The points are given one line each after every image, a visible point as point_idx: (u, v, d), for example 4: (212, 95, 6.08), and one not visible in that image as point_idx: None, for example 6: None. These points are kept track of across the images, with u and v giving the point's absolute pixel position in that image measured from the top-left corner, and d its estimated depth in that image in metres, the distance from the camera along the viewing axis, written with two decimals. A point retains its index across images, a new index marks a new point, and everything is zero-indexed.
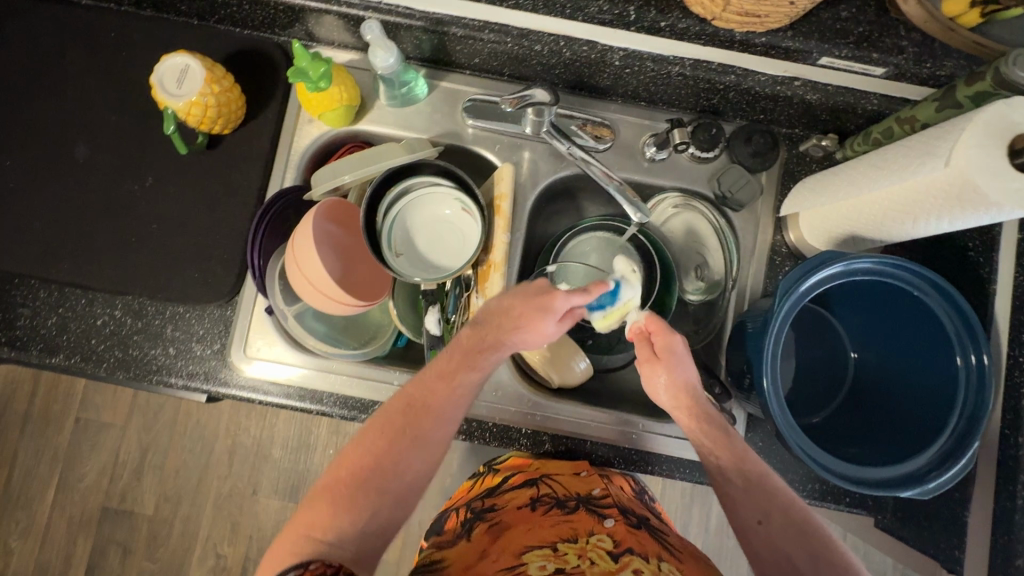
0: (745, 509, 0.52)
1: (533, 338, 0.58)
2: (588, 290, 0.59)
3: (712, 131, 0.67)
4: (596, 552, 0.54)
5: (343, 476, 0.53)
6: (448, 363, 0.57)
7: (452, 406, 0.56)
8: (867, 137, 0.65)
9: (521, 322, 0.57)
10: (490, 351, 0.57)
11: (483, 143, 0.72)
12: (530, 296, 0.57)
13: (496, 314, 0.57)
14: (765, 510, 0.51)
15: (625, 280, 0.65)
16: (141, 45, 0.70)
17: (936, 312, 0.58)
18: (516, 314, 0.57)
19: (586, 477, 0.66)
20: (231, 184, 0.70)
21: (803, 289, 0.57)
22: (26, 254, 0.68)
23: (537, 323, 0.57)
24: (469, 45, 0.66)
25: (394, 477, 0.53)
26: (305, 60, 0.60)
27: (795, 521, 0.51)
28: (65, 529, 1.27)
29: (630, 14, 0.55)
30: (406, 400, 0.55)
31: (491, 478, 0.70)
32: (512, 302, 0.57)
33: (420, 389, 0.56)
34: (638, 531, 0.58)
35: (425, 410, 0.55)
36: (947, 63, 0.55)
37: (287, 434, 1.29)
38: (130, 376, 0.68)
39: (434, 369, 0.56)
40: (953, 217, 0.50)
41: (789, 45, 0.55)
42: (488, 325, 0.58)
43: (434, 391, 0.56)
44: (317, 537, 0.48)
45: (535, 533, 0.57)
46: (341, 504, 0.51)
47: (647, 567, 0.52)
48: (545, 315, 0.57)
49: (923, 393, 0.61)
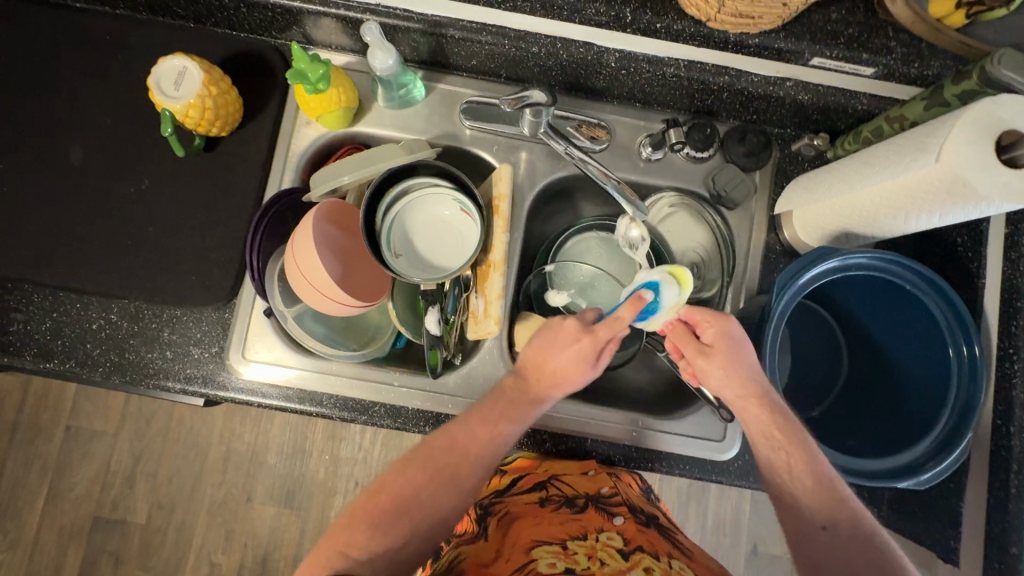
0: (812, 513, 0.51)
1: (567, 391, 0.59)
2: (616, 323, 0.56)
3: (706, 131, 0.69)
4: (606, 551, 0.55)
5: (382, 498, 0.55)
6: (490, 409, 0.58)
7: (493, 455, 0.57)
8: (858, 135, 0.66)
9: (557, 376, 0.58)
10: (530, 400, 0.59)
11: (480, 144, 0.73)
12: (566, 343, 0.57)
13: (533, 360, 0.59)
14: (832, 517, 0.50)
15: (664, 281, 0.55)
16: (137, 48, 0.70)
17: (928, 307, 0.59)
18: (553, 365, 0.58)
19: (594, 476, 0.67)
20: (228, 187, 0.70)
21: (801, 284, 0.57)
22: (19, 259, 0.67)
23: (573, 373, 0.58)
24: (466, 47, 0.66)
25: (429, 509, 0.54)
26: (304, 62, 0.60)
27: (860, 535, 0.50)
28: (55, 540, 1.25)
29: (626, 16, 0.56)
30: (446, 439, 0.57)
31: (499, 480, 0.70)
32: (550, 345, 0.58)
33: (463, 430, 0.57)
34: (647, 529, 0.60)
35: (466, 456, 0.56)
36: (934, 64, 0.57)
37: (282, 440, 1.28)
38: (126, 380, 0.67)
39: (476, 414, 0.58)
40: (943, 211, 0.51)
41: (782, 46, 0.57)
42: (529, 376, 0.59)
43: (472, 433, 0.57)
44: (352, 556, 0.50)
45: (547, 530, 0.58)
46: (376, 529, 0.52)
47: (657, 565, 0.53)
48: (584, 366, 0.58)
49: (915, 386, 0.63)
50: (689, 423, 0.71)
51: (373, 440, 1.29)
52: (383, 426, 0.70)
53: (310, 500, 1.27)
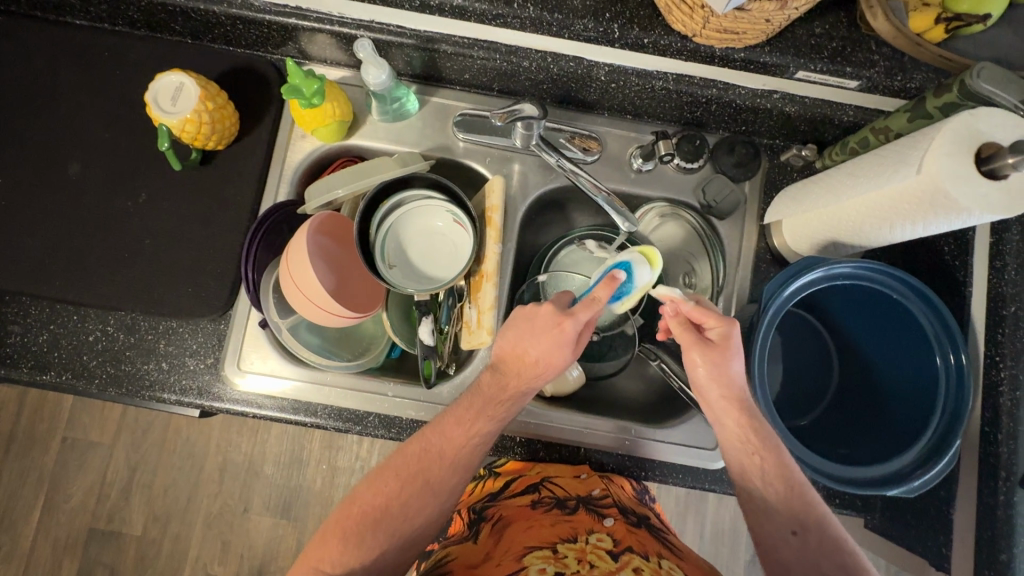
0: (781, 518, 0.52)
1: (548, 377, 0.59)
2: (593, 305, 0.56)
3: (696, 143, 0.70)
4: (596, 553, 0.55)
5: (354, 513, 0.55)
6: (467, 409, 0.58)
7: (469, 457, 0.57)
8: (845, 146, 0.67)
9: (539, 366, 0.57)
10: (510, 395, 0.58)
11: (473, 156, 0.74)
12: (545, 331, 0.56)
13: (511, 351, 0.58)
14: (800, 521, 0.52)
15: (636, 261, 0.60)
16: (136, 63, 0.71)
17: (914, 314, 0.60)
18: (534, 356, 0.57)
19: (586, 479, 0.68)
20: (224, 200, 0.71)
21: (788, 294, 0.58)
22: (16, 273, 0.68)
23: (549, 359, 0.57)
24: (458, 62, 0.67)
25: (403, 521, 0.55)
26: (299, 77, 0.61)
27: (824, 538, 0.52)
28: (51, 552, 1.24)
29: (614, 31, 0.58)
30: (421, 445, 0.57)
31: (492, 483, 0.71)
32: (529, 337, 0.57)
33: (437, 436, 0.57)
34: (637, 530, 0.60)
35: (443, 458, 0.56)
36: (917, 76, 0.58)
37: (279, 450, 1.28)
38: (122, 393, 0.68)
39: (453, 414, 0.58)
40: (927, 221, 0.52)
41: (767, 60, 0.58)
42: (506, 370, 0.58)
43: (450, 436, 0.57)
44: (326, 570, 0.52)
45: (537, 534, 0.59)
46: (350, 542, 0.53)
47: (646, 565, 0.54)
48: (561, 349, 0.57)
49: (904, 394, 0.63)
50: (681, 432, 0.71)
51: (371, 450, 1.29)
52: (377, 436, 0.70)
53: (306, 511, 1.27)
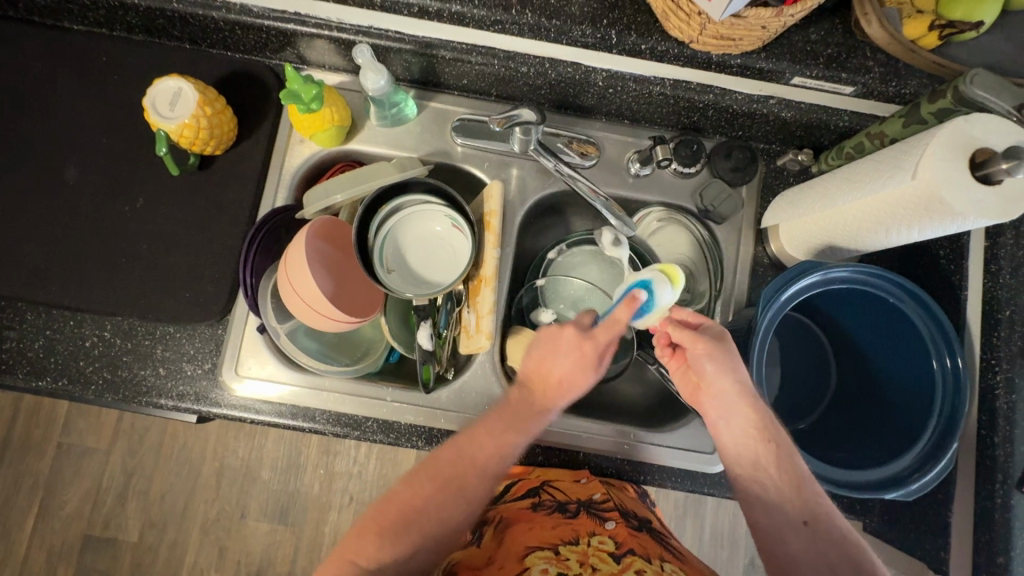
0: (792, 510, 0.52)
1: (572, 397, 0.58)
2: (614, 326, 0.55)
3: (693, 147, 0.70)
4: (598, 555, 0.56)
5: (390, 510, 0.55)
6: (500, 420, 0.57)
7: (498, 468, 0.57)
8: (841, 151, 0.67)
9: (563, 385, 0.57)
10: (538, 411, 0.58)
11: (471, 161, 0.74)
12: (564, 346, 0.57)
13: (535, 368, 0.58)
14: (811, 512, 0.52)
15: (657, 279, 0.55)
16: (134, 69, 0.71)
17: (911, 317, 0.60)
18: (558, 375, 0.57)
19: (587, 483, 0.67)
20: (222, 204, 0.70)
21: (784, 298, 0.58)
22: (13, 278, 0.67)
23: (575, 380, 0.57)
24: (456, 67, 0.68)
25: (437, 520, 0.55)
26: (297, 84, 0.61)
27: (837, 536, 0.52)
28: (46, 559, 1.23)
29: (612, 37, 0.58)
30: (455, 451, 0.56)
31: (492, 486, 0.70)
32: (552, 354, 0.58)
33: (469, 442, 0.56)
34: (638, 533, 0.61)
35: (475, 464, 0.56)
36: (911, 83, 0.59)
37: (276, 455, 1.27)
38: (119, 398, 0.68)
39: (487, 423, 0.57)
40: (922, 226, 0.52)
41: (763, 66, 0.59)
42: (531, 386, 0.58)
43: (483, 445, 0.56)
44: (361, 565, 0.52)
45: (539, 535, 0.59)
46: (385, 539, 0.53)
47: (648, 567, 0.54)
48: (586, 369, 0.57)
49: (902, 396, 0.63)
50: (681, 435, 0.71)
51: (369, 454, 1.29)
52: (375, 441, 0.70)
53: (304, 516, 1.26)
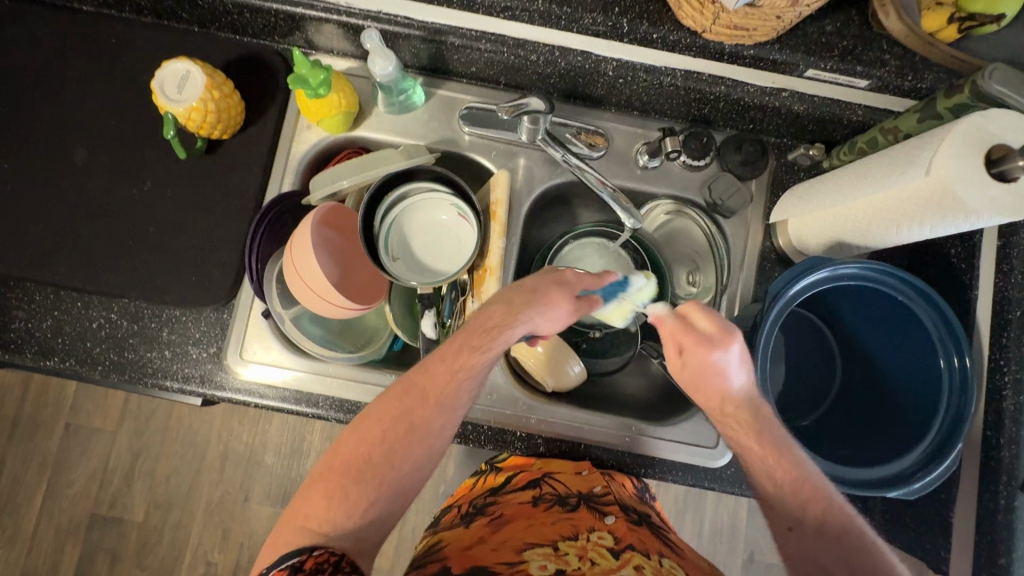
0: (783, 511, 0.50)
1: (546, 316, 0.55)
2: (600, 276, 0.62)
3: (704, 140, 0.70)
4: (596, 550, 0.55)
5: (341, 464, 0.52)
6: (452, 348, 0.54)
7: (456, 395, 0.54)
8: (853, 146, 0.66)
9: (536, 294, 0.55)
10: (498, 328, 0.54)
11: (478, 150, 0.74)
12: (545, 275, 0.58)
13: (505, 292, 0.56)
14: (796, 518, 0.49)
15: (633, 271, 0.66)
16: (142, 51, 0.71)
17: (919, 315, 0.59)
18: (531, 286, 0.56)
19: (588, 475, 0.68)
20: (229, 189, 0.71)
21: (791, 296, 0.58)
22: (22, 258, 0.68)
23: (547, 295, 0.56)
24: (466, 54, 0.67)
25: (391, 469, 0.52)
26: (305, 68, 0.61)
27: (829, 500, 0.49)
28: (53, 537, 1.25)
29: (623, 26, 0.57)
30: (408, 386, 0.54)
31: (493, 478, 0.69)
32: (528, 281, 0.57)
33: (423, 376, 0.54)
34: (638, 528, 0.60)
35: (426, 401, 0.53)
36: (928, 76, 0.57)
37: (280, 440, 1.29)
38: (125, 379, 0.68)
39: (439, 354, 0.54)
40: (934, 224, 0.51)
41: (777, 57, 0.57)
42: (498, 303, 0.56)
43: (434, 376, 0.54)
44: (313, 529, 0.48)
45: (538, 530, 0.58)
46: (335, 497, 0.50)
47: (647, 563, 0.53)
48: (559, 291, 0.56)
49: (907, 397, 0.63)
50: (684, 430, 0.71)
51: None
52: None
53: None
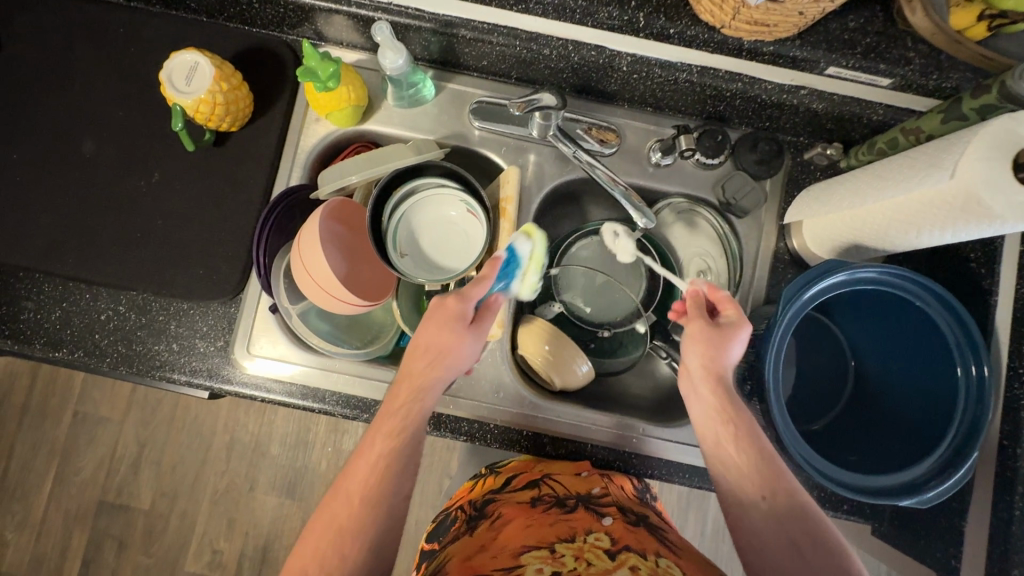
0: (775, 533, 0.49)
1: (452, 368, 0.55)
2: (480, 283, 0.56)
3: (718, 139, 0.68)
4: (593, 552, 0.53)
5: None
6: (378, 426, 0.52)
7: (386, 480, 0.50)
8: (872, 146, 0.65)
9: (434, 352, 0.54)
10: (414, 394, 0.54)
11: (488, 145, 0.73)
12: (433, 321, 0.55)
13: (412, 355, 0.55)
14: (797, 531, 0.49)
15: (516, 239, 0.62)
16: (150, 41, 0.70)
17: (937, 322, 0.58)
18: (429, 344, 0.54)
19: (587, 477, 0.67)
20: (236, 182, 0.70)
21: (806, 298, 0.57)
22: (30, 249, 0.68)
23: (447, 348, 0.54)
24: (477, 48, 0.66)
25: None
26: (315, 60, 0.60)
27: (798, 511, 0.49)
28: (62, 522, 1.27)
29: (639, 21, 0.56)
30: (343, 486, 0.50)
31: (492, 480, 0.69)
32: (428, 331, 0.55)
33: (355, 470, 0.51)
34: (635, 528, 0.58)
35: (354, 502, 0.49)
36: (953, 75, 0.55)
37: (285, 431, 1.29)
38: (132, 372, 0.68)
39: (365, 439, 0.52)
40: (956, 228, 0.50)
41: (797, 54, 0.56)
42: (407, 371, 0.55)
43: (359, 470, 0.50)
44: None
45: (535, 531, 0.57)
46: None
47: (643, 563, 0.51)
48: (457, 339, 0.55)
49: (921, 406, 0.61)
50: (689, 432, 0.71)
51: None
52: None
53: (312, 491, 1.28)
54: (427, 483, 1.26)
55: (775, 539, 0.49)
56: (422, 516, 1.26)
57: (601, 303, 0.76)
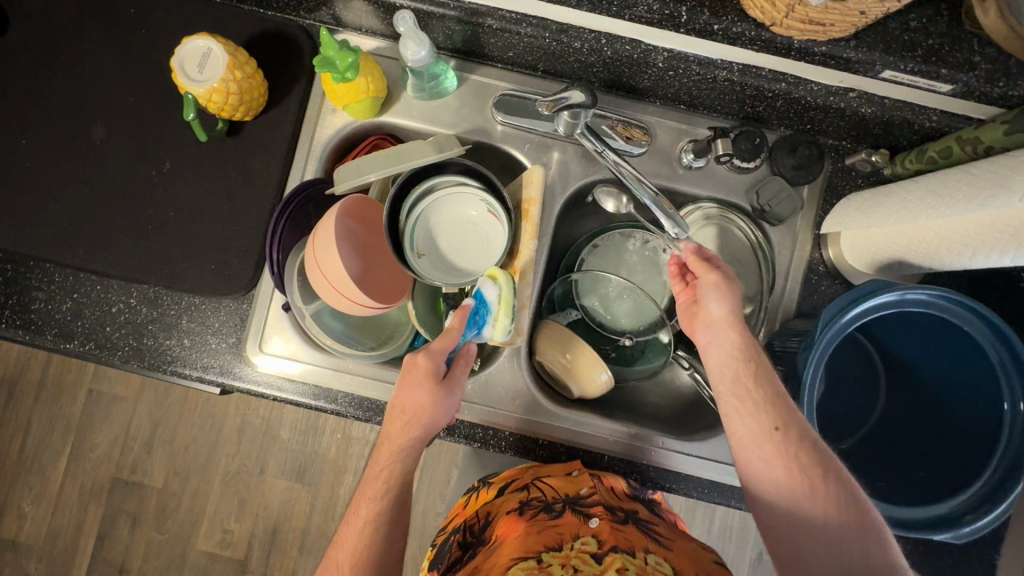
0: (781, 467, 0.49)
1: (431, 424, 0.56)
2: (447, 335, 0.57)
3: (756, 141, 0.64)
4: (580, 557, 0.50)
5: None
6: (367, 486, 0.57)
7: (371, 540, 0.54)
8: (923, 154, 0.61)
9: (406, 410, 0.56)
10: (393, 446, 0.57)
11: (511, 142, 0.69)
12: (404, 377, 0.57)
13: (390, 410, 0.57)
14: (805, 465, 0.49)
15: (483, 283, 0.63)
16: (162, 23, 0.67)
17: (983, 347, 0.55)
18: (401, 402, 0.56)
19: (576, 477, 0.63)
20: (249, 173, 0.67)
21: (845, 322, 0.53)
22: (41, 237, 0.66)
23: (417, 403, 0.56)
24: (503, 39, 0.62)
25: None
26: (332, 50, 0.57)
27: (809, 444, 0.50)
28: (76, 497, 1.29)
29: (681, 15, 0.51)
30: (337, 549, 0.56)
31: (487, 492, 0.67)
32: (400, 387, 0.57)
33: (348, 533, 0.56)
34: (623, 527, 0.55)
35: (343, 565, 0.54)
36: (1023, 83, 0.51)
37: (296, 417, 1.29)
38: (144, 366, 0.67)
39: (354, 502, 0.57)
40: (1016, 253, 0.47)
41: (851, 56, 0.52)
42: (386, 426, 0.58)
43: (347, 535, 0.56)
44: None
45: (522, 541, 0.53)
46: None
47: (632, 564, 0.49)
48: (427, 392, 0.56)
49: (955, 436, 0.59)
50: (707, 445, 0.68)
51: None
52: None
53: (321, 477, 1.28)
54: (435, 472, 1.26)
55: (783, 475, 0.49)
56: (430, 506, 1.25)
57: (625, 309, 0.73)
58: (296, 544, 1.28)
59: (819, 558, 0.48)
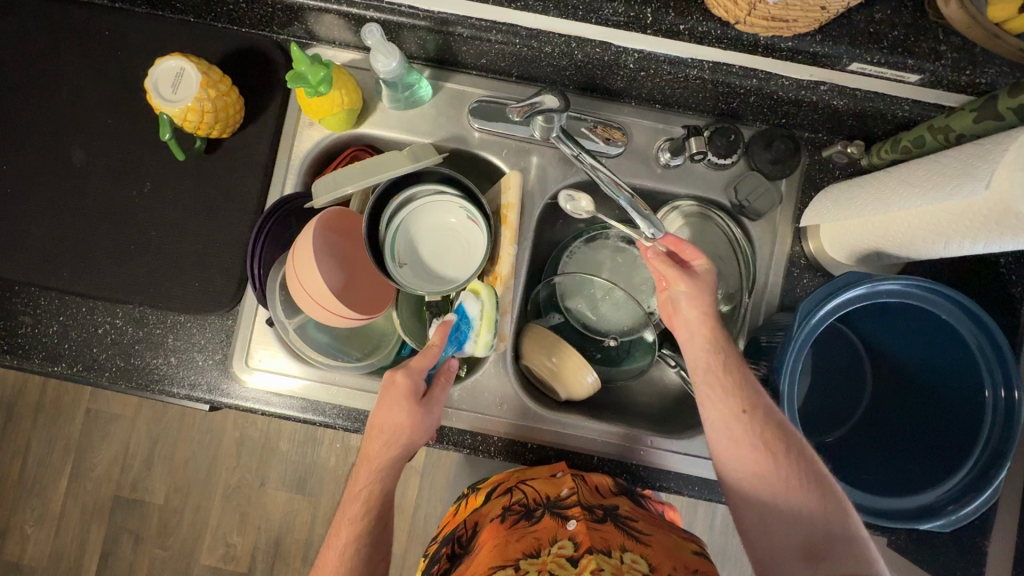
0: (743, 432, 0.52)
1: (411, 441, 0.57)
2: (427, 353, 0.58)
3: (730, 138, 0.64)
4: (556, 562, 0.51)
5: None
6: (349, 506, 0.58)
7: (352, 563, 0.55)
8: (896, 144, 0.61)
9: (386, 430, 0.56)
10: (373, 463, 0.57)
11: (489, 147, 0.70)
12: (384, 395, 0.57)
13: (370, 429, 0.58)
14: (769, 429, 0.51)
15: (467, 298, 0.64)
16: (136, 44, 0.68)
17: (963, 336, 0.55)
18: (380, 422, 0.56)
19: (559, 478, 0.62)
20: (230, 190, 0.68)
21: (819, 317, 0.53)
22: (25, 261, 0.67)
23: (396, 423, 0.56)
24: (475, 46, 0.63)
25: None
26: (304, 65, 0.57)
27: (773, 411, 0.52)
28: (78, 517, 1.29)
29: (647, 16, 0.52)
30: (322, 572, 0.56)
31: (475, 499, 0.67)
32: (379, 406, 0.57)
33: (331, 554, 0.57)
34: (601, 525, 0.55)
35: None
36: (988, 71, 0.51)
37: (294, 428, 1.29)
38: (132, 385, 0.67)
39: (336, 523, 0.58)
40: (988, 241, 0.47)
41: (817, 50, 0.52)
42: (366, 444, 0.58)
43: (330, 557, 0.56)
44: None
45: (501, 550, 0.53)
46: None
47: (608, 563, 0.49)
48: (406, 411, 0.56)
49: (940, 426, 0.59)
50: (695, 443, 0.69)
51: None
52: None
53: (321, 487, 1.28)
54: (434, 479, 1.26)
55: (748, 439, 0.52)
56: (431, 512, 1.25)
57: (610, 311, 0.73)
58: (299, 555, 1.28)
59: (781, 516, 0.50)
